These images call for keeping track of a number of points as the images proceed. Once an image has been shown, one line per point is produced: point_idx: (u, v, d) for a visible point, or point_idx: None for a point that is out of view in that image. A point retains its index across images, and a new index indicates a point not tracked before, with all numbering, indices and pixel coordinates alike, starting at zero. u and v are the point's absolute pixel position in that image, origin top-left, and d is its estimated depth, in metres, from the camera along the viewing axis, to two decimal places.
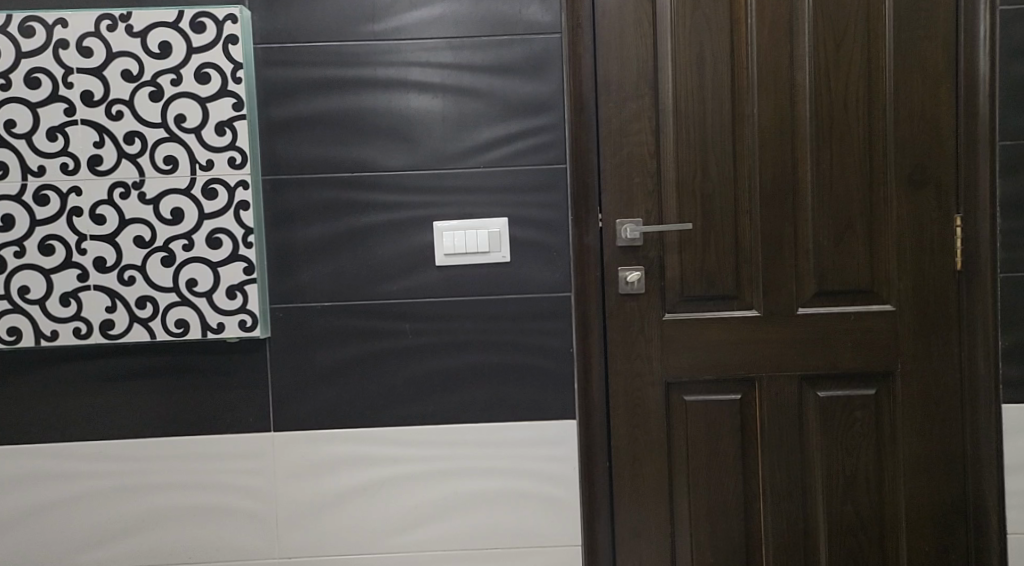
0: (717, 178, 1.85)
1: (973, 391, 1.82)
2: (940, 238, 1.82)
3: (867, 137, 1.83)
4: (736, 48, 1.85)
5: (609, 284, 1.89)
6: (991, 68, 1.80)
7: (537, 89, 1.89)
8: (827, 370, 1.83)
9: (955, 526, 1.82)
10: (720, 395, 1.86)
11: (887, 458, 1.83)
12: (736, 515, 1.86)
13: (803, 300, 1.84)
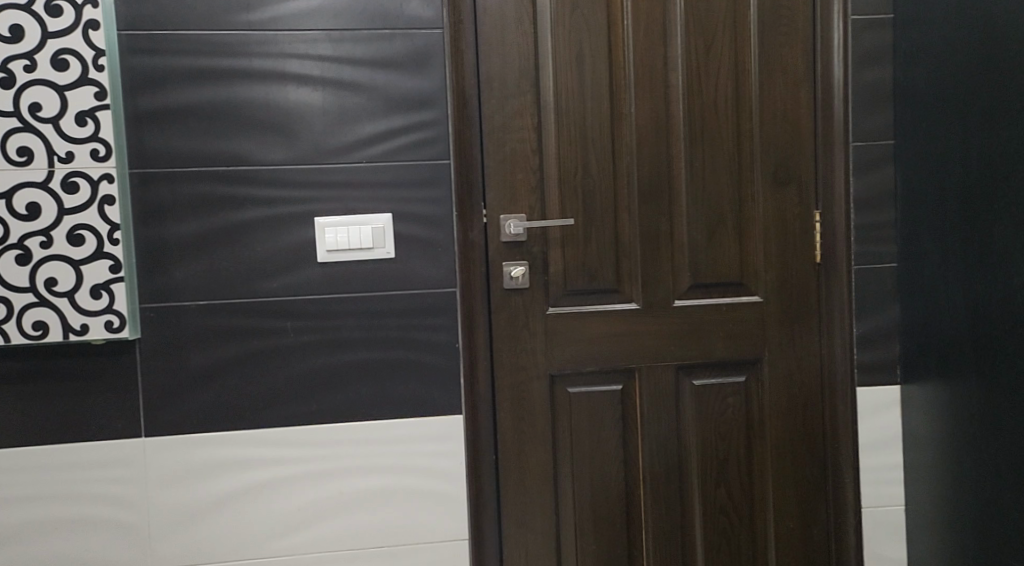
0: (597, 175, 1.91)
1: (832, 376, 1.94)
2: (803, 233, 1.93)
3: (736, 137, 1.92)
4: (613, 49, 1.91)
5: (494, 279, 1.91)
6: (845, 74, 1.92)
7: (418, 84, 1.89)
8: (701, 359, 1.92)
9: (816, 502, 1.95)
10: (602, 386, 1.92)
11: (756, 440, 1.94)
12: (618, 502, 1.92)
13: (679, 293, 1.92)
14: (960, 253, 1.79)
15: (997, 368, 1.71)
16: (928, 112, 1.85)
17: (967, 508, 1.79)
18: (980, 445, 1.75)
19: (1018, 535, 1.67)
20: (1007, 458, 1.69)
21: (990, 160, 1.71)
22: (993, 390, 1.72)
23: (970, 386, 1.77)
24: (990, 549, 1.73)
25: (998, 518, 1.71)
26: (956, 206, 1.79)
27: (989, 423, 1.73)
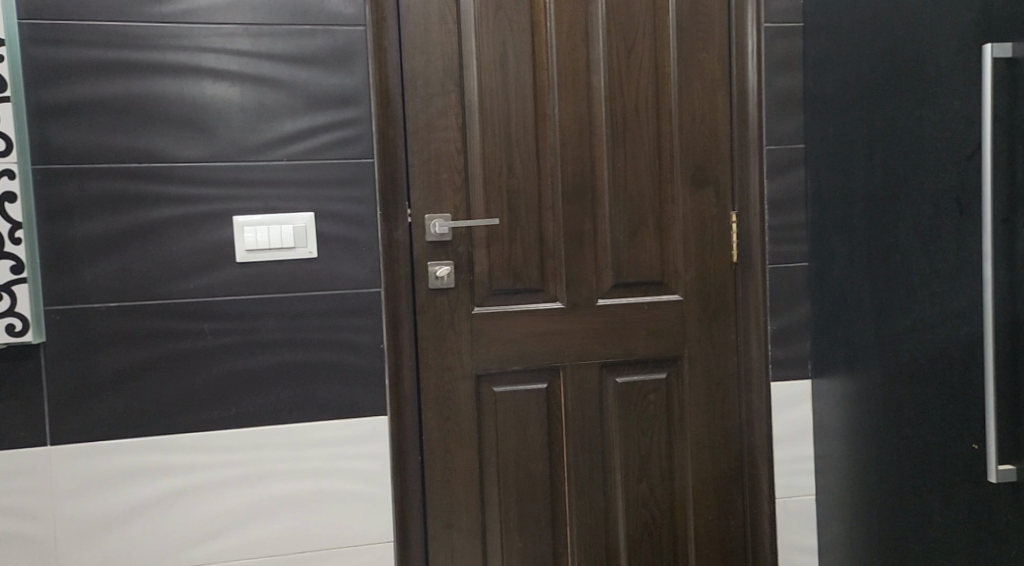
0: (522, 176, 1.92)
1: (747, 372, 2.01)
2: (720, 233, 1.99)
3: (657, 140, 1.96)
4: (536, 50, 1.92)
5: (419, 279, 1.90)
6: (759, 80, 1.98)
7: (340, 82, 1.86)
8: (624, 357, 1.95)
9: (733, 494, 2.01)
10: (527, 384, 1.93)
11: (676, 435, 1.99)
12: (543, 500, 1.94)
13: (602, 292, 1.95)
14: (862, 252, 1.85)
15: (898, 366, 1.77)
16: (835, 117, 1.91)
17: (871, 499, 1.86)
18: (883, 438, 1.82)
19: (917, 524, 1.74)
20: (907, 450, 1.76)
21: (889, 163, 1.77)
22: (894, 385, 1.78)
23: (872, 382, 1.83)
24: (892, 538, 1.80)
25: (899, 508, 1.78)
26: (858, 208, 1.85)
27: (891, 417, 1.79)
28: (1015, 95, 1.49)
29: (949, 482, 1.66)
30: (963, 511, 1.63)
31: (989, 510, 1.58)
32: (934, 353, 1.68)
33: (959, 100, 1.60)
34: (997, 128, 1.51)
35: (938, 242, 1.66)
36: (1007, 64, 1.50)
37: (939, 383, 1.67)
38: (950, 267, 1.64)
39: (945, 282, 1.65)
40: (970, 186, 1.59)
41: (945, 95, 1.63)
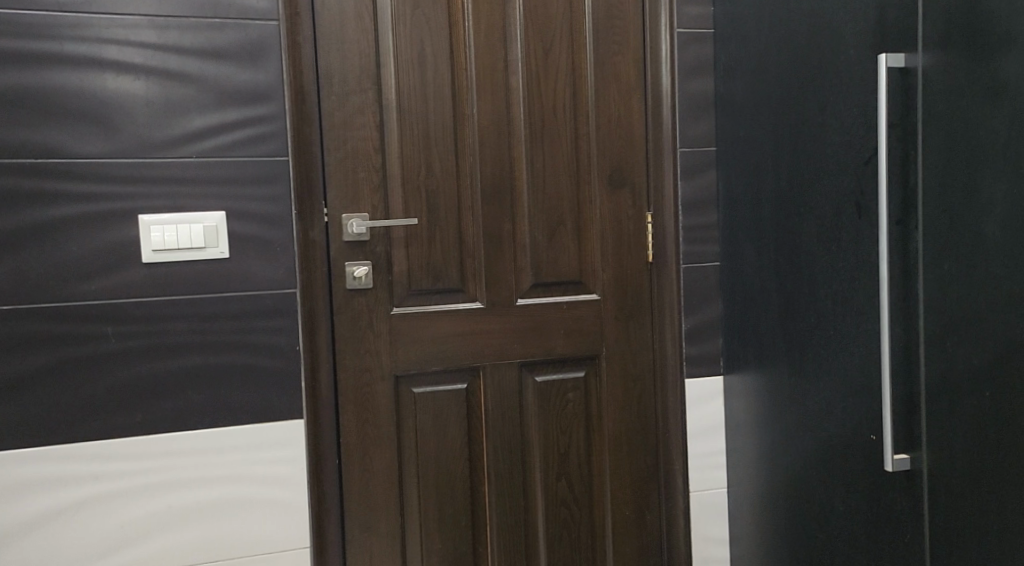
0: (441, 176, 1.90)
1: (662, 369, 2.04)
2: (636, 233, 2.01)
3: (575, 141, 1.97)
4: (455, 50, 1.90)
5: (337, 279, 1.86)
6: (672, 84, 2.01)
7: (252, 77, 1.79)
8: (543, 356, 1.96)
9: (649, 489, 2.05)
10: (447, 385, 1.92)
11: (595, 432, 2.01)
12: (463, 500, 1.93)
13: (522, 291, 1.95)
14: (769, 251, 1.88)
15: (805, 363, 1.79)
16: (742, 120, 1.94)
17: (779, 493, 1.90)
18: (788, 433, 1.85)
19: (822, 518, 1.77)
20: (812, 445, 1.78)
21: (795, 166, 1.79)
22: (800, 382, 1.81)
23: (780, 379, 1.87)
24: (798, 529, 1.84)
25: (804, 500, 1.82)
26: (767, 210, 1.88)
27: (796, 412, 1.83)
28: (907, 105, 1.52)
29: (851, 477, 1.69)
30: (862, 502, 1.66)
31: (887, 502, 1.61)
32: (835, 349, 1.71)
33: (858, 105, 1.61)
34: (890, 134, 1.54)
35: (840, 242, 1.68)
36: (900, 74, 1.52)
37: (840, 379, 1.70)
38: (853, 267, 1.65)
39: (846, 281, 1.67)
40: (869, 189, 1.61)
41: (844, 99, 1.65)
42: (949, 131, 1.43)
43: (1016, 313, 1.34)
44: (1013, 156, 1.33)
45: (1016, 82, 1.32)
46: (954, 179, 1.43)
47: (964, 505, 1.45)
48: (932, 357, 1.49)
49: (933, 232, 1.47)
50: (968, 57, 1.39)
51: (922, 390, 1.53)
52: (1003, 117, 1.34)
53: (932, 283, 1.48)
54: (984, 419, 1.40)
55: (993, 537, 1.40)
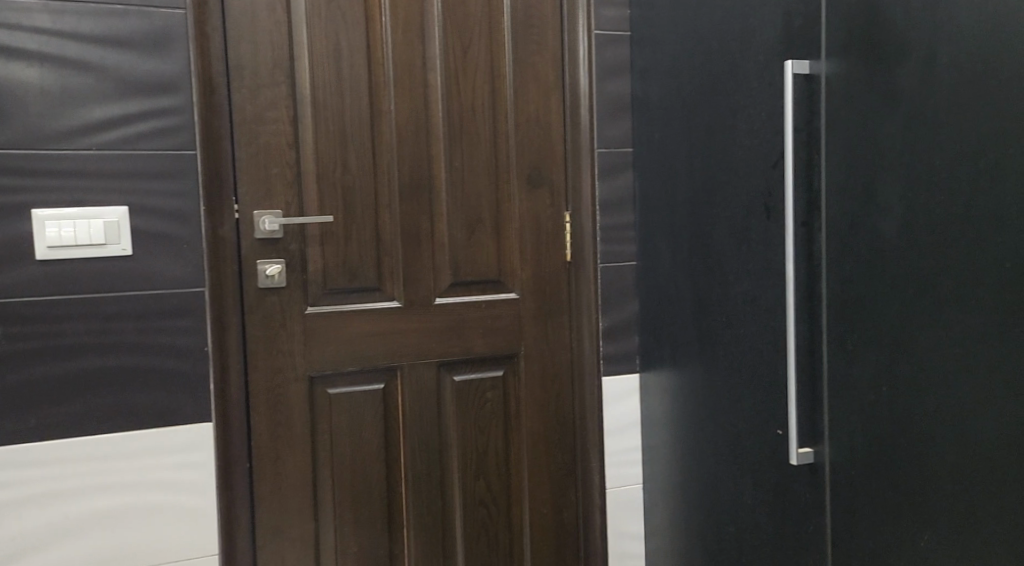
0: (357, 173, 1.86)
1: (580, 368, 2.05)
2: (554, 233, 2.01)
3: (494, 140, 1.95)
4: (372, 45, 1.86)
5: (248, 278, 1.80)
6: (590, 85, 2.00)
7: (157, 67, 1.71)
8: (462, 355, 1.94)
9: (566, 486, 2.05)
10: (363, 385, 1.88)
11: (513, 431, 2.00)
12: (379, 502, 1.90)
13: (440, 291, 1.93)
14: (683, 249, 1.87)
15: (714, 363, 1.78)
16: (656, 122, 1.94)
17: (690, 490, 1.91)
18: (701, 430, 1.85)
19: (729, 517, 1.77)
20: (725, 441, 1.77)
21: (709, 165, 1.76)
22: (712, 379, 1.80)
23: (692, 379, 1.86)
24: (709, 525, 1.84)
25: (716, 498, 1.82)
26: (680, 210, 1.87)
27: (708, 410, 1.82)
28: (813, 110, 1.49)
29: (758, 480, 1.68)
30: (770, 497, 1.65)
31: (797, 500, 1.59)
32: (747, 347, 1.68)
33: (766, 104, 1.58)
34: (796, 140, 1.50)
35: (750, 243, 1.65)
36: (805, 81, 1.50)
37: (753, 378, 1.67)
38: (761, 263, 1.62)
39: (756, 280, 1.64)
40: (777, 191, 1.57)
41: (755, 103, 1.61)
42: (850, 137, 1.42)
43: (912, 319, 1.33)
44: (908, 163, 1.32)
45: (912, 90, 1.31)
46: (853, 182, 1.41)
47: (864, 509, 1.44)
48: (836, 363, 1.47)
49: (834, 232, 1.46)
50: (867, 65, 1.38)
51: (827, 396, 1.51)
52: (899, 125, 1.33)
53: (836, 281, 1.46)
54: (877, 416, 1.40)
55: (891, 541, 1.39)
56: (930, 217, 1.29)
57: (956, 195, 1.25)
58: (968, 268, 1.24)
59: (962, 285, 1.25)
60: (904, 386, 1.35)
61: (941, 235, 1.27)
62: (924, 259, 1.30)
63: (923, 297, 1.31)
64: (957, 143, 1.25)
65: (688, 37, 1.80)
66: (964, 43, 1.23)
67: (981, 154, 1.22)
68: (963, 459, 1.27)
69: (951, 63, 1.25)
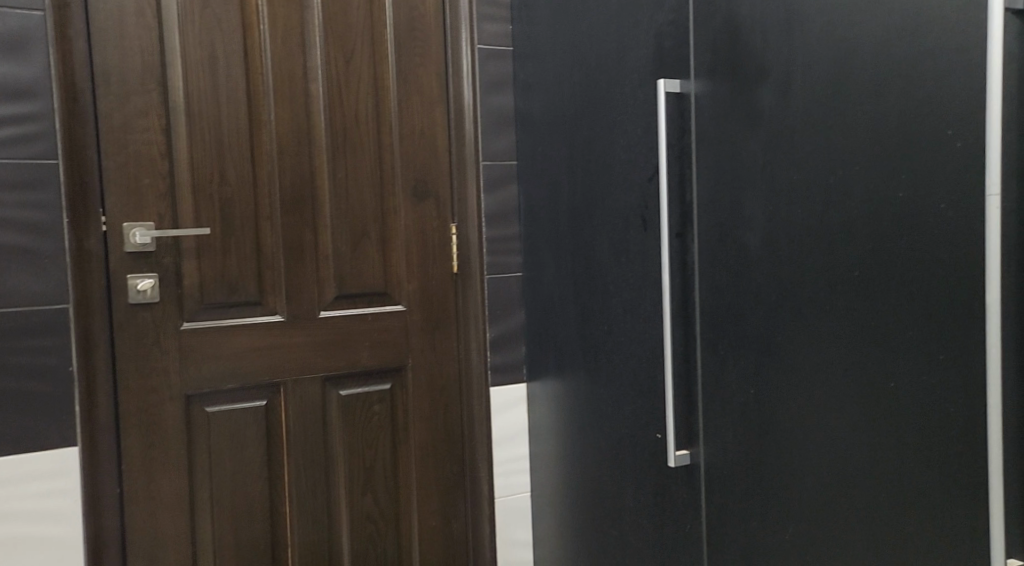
0: (235, 184, 1.80)
1: (468, 379, 2.04)
2: (441, 244, 2.00)
3: (377, 151, 1.93)
4: (250, 53, 1.81)
5: (116, 294, 1.72)
6: (474, 98, 2.01)
7: (14, 70, 1.62)
8: (348, 370, 1.91)
9: (455, 498, 2.05)
10: (242, 403, 1.83)
11: (401, 444, 1.98)
12: (262, 522, 1.85)
13: (324, 304, 1.89)
14: (565, 259, 1.89)
15: (598, 371, 1.80)
16: (539, 136, 1.96)
17: (576, 498, 1.93)
18: (586, 437, 1.87)
19: (614, 523, 1.79)
20: (609, 448, 1.79)
21: (587, 177, 1.78)
22: (596, 387, 1.81)
23: (576, 388, 1.89)
24: (594, 530, 1.86)
25: (600, 504, 1.84)
26: (563, 222, 1.89)
27: (592, 418, 1.83)
28: (684, 128, 1.51)
29: (639, 486, 1.70)
30: (650, 502, 1.67)
31: (674, 504, 1.61)
32: (628, 355, 1.70)
33: (638, 119, 1.61)
34: (669, 156, 1.52)
35: (628, 253, 1.67)
36: (677, 100, 1.52)
37: (634, 385, 1.69)
38: (638, 274, 1.65)
39: (635, 289, 1.66)
40: (654, 204, 1.59)
41: (630, 118, 1.63)
42: (718, 152, 1.45)
43: (777, 324, 1.37)
44: (771, 176, 1.36)
45: (772, 108, 1.35)
46: (721, 195, 1.45)
47: (737, 510, 1.48)
48: (709, 369, 1.50)
49: (707, 243, 1.49)
50: (731, 82, 1.42)
51: (700, 402, 1.54)
52: (762, 141, 1.37)
53: (707, 292, 1.50)
54: (748, 420, 1.44)
55: (762, 541, 1.43)
56: (790, 227, 1.33)
57: (814, 207, 1.30)
58: (826, 277, 1.29)
59: (819, 291, 1.30)
60: (771, 392, 1.39)
61: (801, 245, 1.32)
62: (786, 268, 1.34)
63: (789, 304, 1.35)
64: (814, 158, 1.29)
65: (567, 53, 1.82)
66: (817, 64, 1.28)
67: (834, 169, 1.26)
68: (825, 458, 1.31)
69: (804, 81, 1.30)
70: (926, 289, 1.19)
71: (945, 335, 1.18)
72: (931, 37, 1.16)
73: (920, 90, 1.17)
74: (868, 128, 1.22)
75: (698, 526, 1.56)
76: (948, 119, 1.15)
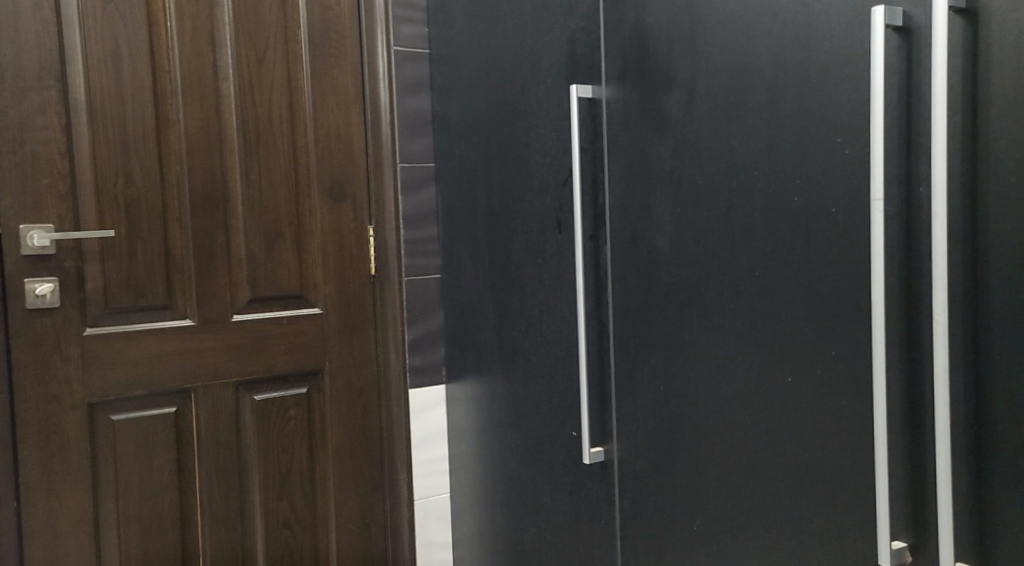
0: (142, 185, 1.76)
1: (387, 382, 2.03)
2: (359, 245, 1.99)
3: (292, 152, 1.90)
4: (156, 51, 1.77)
5: (13, 298, 1.66)
6: (390, 100, 2.00)
7: None
8: (262, 374, 1.89)
9: (374, 501, 2.03)
10: (150, 410, 1.79)
11: (318, 448, 1.96)
12: (172, 531, 1.81)
13: (236, 308, 1.86)
14: (483, 262, 1.89)
15: (516, 371, 1.80)
16: (456, 139, 1.95)
17: (495, 500, 1.93)
18: (506, 440, 1.87)
19: (532, 523, 1.80)
20: (526, 446, 1.80)
21: (503, 180, 1.79)
22: (513, 387, 1.82)
23: (495, 390, 1.89)
24: (513, 532, 1.87)
25: (516, 503, 1.85)
26: (481, 225, 1.89)
27: (512, 420, 1.84)
28: (596, 132, 1.54)
29: (556, 484, 1.71)
30: (566, 500, 1.68)
31: (590, 502, 1.62)
32: (543, 355, 1.71)
33: (552, 123, 1.62)
34: (582, 159, 1.54)
35: (544, 255, 1.68)
36: (589, 105, 1.54)
37: (550, 384, 1.70)
38: (554, 277, 1.65)
39: (551, 290, 1.67)
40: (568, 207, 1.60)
41: (545, 121, 1.64)
42: (628, 157, 1.47)
43: (684, 324, 1.39)
44: (678, 181, 1.38)
45: (678, 115, 1.37)
46: (632, 199, 1.47)
47: (649, 507, 1.50)
48: (621, 367, 1.54)
49: (619, 246, 1.51)
50: (640, 89, 1.44)
51: (615, 403, 1.56)
52: (670, 147, 1.39)
53: (620, 294, 1.52)
54: (661, 421, 1.46)
55: (674, 538, 1.45)
56: (697, 229, 1.35)
57: (717, 211, 1.32)
58: (729, 278, 1.31)
59: (724, 293, 1.32)
60: (681, 391, 1.41)
61: (705, 247, 1.34)
62: (697, 271, 1.36)
63: (698, 304, 1.37)
64: (717, 164, 1.31)
65: (482, 57, 1.83)
66: (719, 72, 1.30)
67: (736, 174, 1.29)
68: (732, 455, 1.34)
69: (708, 89, 1.32)
70: (818, 294, 1.20)
71: (834, 342, 1.18)
72: (824, 47, 1.17)
73: (811, 100, 1.19)
74: (767, 135, 1.24)
75: (611, 521, 1.58)
76: (836, 128, 1.16)
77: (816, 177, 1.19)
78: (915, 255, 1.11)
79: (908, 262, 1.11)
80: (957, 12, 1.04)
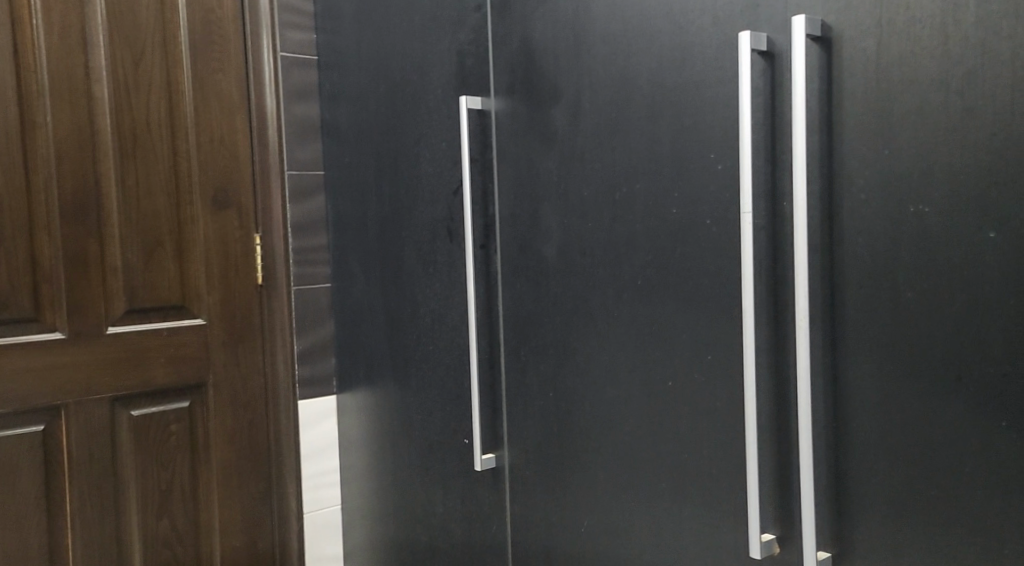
0: (6, 192, 1.67)
1: (273, 393, 1.98)
2: (244, 253, 1.93)
3: (172, 156, 1.83)
4: (21, 51, 1.68)
5: None
6: (277, 105, 1.95)
7: None
8: (139, 388, 1.81)
9: (260, 516, 1.98)
10: (16, 429, 1.69)
11: (201, 463, 1.89)
12: (41, 555, 1.72)
13: (112, 319, 1.78)
14: (373, 269, 1.86)
15: (409, 381, 1.77)
16: (345, 146, 1.92)
17: (387, 510, 1.90)
18: (396, 449, 1.84)
19: (424, 533, 1.77)
20: (418, 454, 1.77)
21: (393, 188, 1.76)
22: (405, 397, 1.79)
23: (387, 400, 1.86)
24: (404, 542, 1.84)
25: (407, 513, 1.82)
26: (371, 232, 1.85)
27: (403, 429, 1.81)
28: (486, 143, 1.52)
29: (448, 494, 1.68)
30: (457, 510, 1.66)
31: (482, 512, 1.61)
32: (435, 365, 1.69)
33: (442, 133, 1.60)
34: (472, 169, 1.53)
35: (435, 265, 1.66)
36: (479, 116, 1.52)
37: (441, 393, 1.68)
38: (444, 287, 1.63)
39: (442, 300, 1.65)
40: (459, 217, 1.59)
41: (434, 130, 1.62)
42: (516, 168, 1.47)
43: (571, 335, 1.39)
44: (564, 192, 1.38)
45: (564, 127, 1.37)
46: (521, 210, 1.47)
47: (539, 515, 1.49)
48: (512, 376, 1.53)
49: (509, 256, 1.50)
50: (528, 101, 1.44)
51: (506, 412, 1.55)
52: (556, 158, 1.39)
53: (511, 304, 1.51)
54: (551, 430, 1.45)
55: (563, 546, 1.45)
56: (583, 240, 1.35)
57: (601, 221, 1.32)
58: (613, 289, 1.32)
59: (608, 303, 1.33)
60: (569, 401, 1.41)
61: (591, 258, 1.34)
62: (585, 282, 1.36)
63: (584, 314, 1.37)
64: (602, 176, 1.32)
65: (370, 64, 1.80)
66: (602, 88, 1.31)
67: (619, 186, 1.29)
68: (618, 464, 1.34)
69: (592, 104, 1.32)
70: (697, 306, 1.21)
71: (711, 353, 1.20)
72: (699, 66, 1.18)
73: (687, 116, 1.20)
74: (647, 149, 1.25)
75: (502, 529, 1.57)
76: (710, 144, 1.18)
77: (694, 191, 1.20)
78: (780, 268, 1.13)
79: (773, 275, 1.13)
80: (813, 38, 1.07)
